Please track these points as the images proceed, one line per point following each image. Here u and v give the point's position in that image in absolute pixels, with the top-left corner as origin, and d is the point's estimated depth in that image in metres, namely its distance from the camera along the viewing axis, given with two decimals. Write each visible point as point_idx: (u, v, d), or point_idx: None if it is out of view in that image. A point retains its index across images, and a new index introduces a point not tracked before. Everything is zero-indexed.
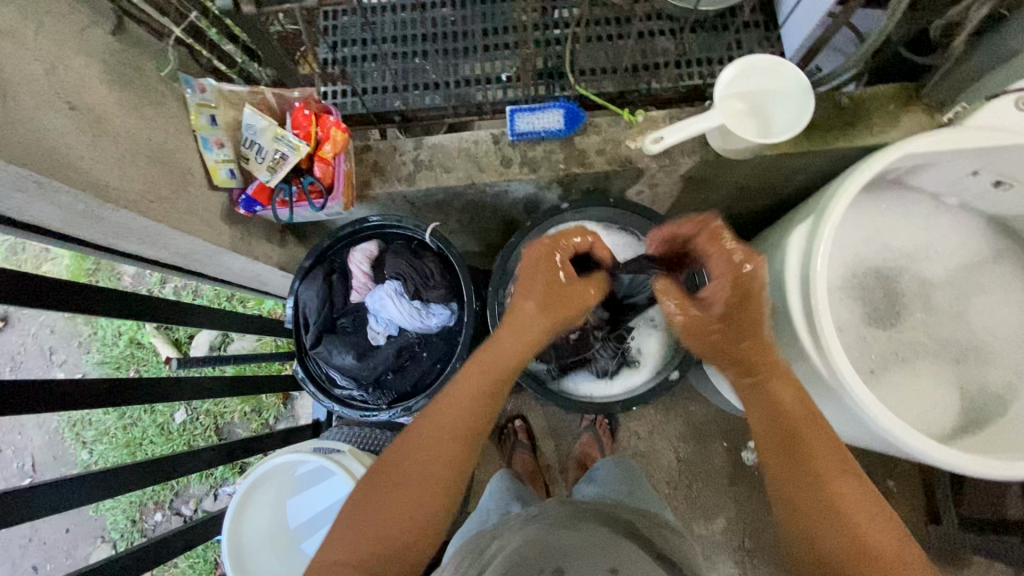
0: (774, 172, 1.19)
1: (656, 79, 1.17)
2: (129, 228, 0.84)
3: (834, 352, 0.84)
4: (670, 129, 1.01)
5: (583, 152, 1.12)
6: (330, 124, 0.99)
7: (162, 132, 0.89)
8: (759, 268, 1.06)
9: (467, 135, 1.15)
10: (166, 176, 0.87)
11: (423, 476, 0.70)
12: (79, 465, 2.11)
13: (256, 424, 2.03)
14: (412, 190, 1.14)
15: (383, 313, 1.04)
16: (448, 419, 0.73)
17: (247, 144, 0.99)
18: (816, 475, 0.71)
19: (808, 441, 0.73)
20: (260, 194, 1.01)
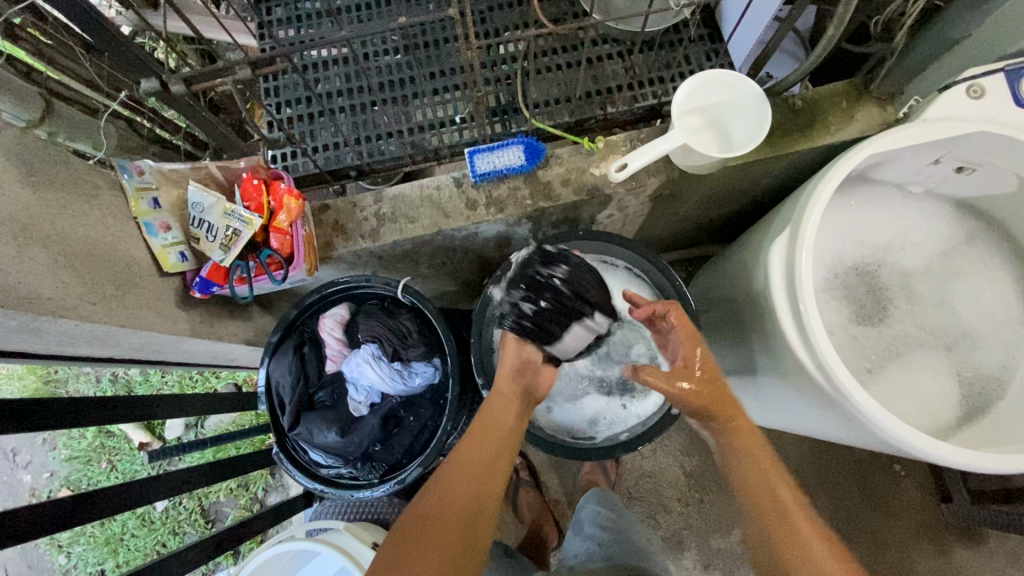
0: (739, 181, 1.18)
1: (610, 103, 1.15)
2: (73, 336, 0.77)
3: (831, 361, 0.79)
4: (634, 155, 0.99)
5: (548, 185, 1.10)
6: (282, 192, 0.94)
7: (98, 225, 0.83)
8: (741, 280, 1.03)
9: (428, 181, 1.12)
10: (108, 273, 0.81)
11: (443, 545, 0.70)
12: (58, 571, 1.96)
13: (243, 500, 1.91)
14: (377, 246, 1.10)
15: (364, 382, 0.99)
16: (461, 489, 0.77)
17: (195, 224, 0.93)
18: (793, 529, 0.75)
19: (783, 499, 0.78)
20: (214, 274, 0.95)
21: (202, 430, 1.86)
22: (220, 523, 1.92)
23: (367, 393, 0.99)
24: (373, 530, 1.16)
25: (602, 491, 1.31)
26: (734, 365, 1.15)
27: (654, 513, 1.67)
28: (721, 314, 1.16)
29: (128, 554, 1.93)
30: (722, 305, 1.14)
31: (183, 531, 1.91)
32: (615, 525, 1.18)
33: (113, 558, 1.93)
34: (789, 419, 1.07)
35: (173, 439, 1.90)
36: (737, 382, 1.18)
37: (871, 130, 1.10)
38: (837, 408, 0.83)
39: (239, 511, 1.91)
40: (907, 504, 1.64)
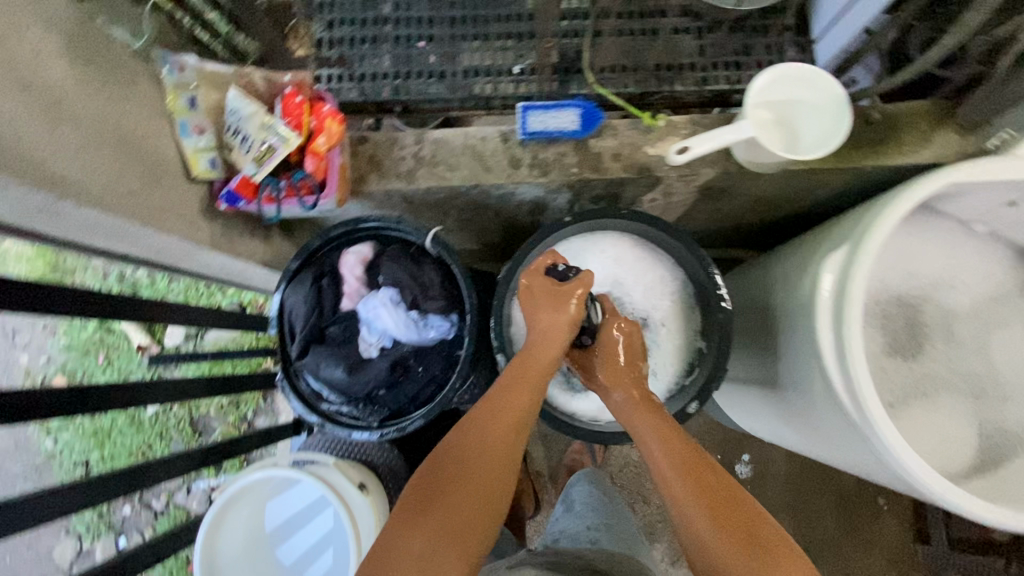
0: (792, 186, 1.13)
1: (679, 80, 1.09)
2: (93, 227, 0.74)
3: (865, 391, 0.76)
4: (698, 139, 0.92)
5: (598, 156, 1.04)
6: (325, 113, 0.90)
7: (132, 115, 0.78)
8: (781, 290, 0.99)
9: (474, 130, 1.07)
10: (136, 167, 0.77)
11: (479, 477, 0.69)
12: (44, 453, 2.00)
13: (232, 418, 1.93)
14: (411, 188, 1.06)
15: (379, 326, 0.95)
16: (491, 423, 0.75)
17: (231, 131, 0.90)
18: (738, 524, 0.67)
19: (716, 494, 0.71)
20: (243, 188, 0.89)
21: (200, 343, 1.86)
22: (206, 436, 1.94)
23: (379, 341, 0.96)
24: (361, 471, 1.16)
25: (594, 473, 1.33)
26: (751, 374, 1.12)
27: (633, 502, 1.68)
28: (749, 321, 1.12)
29: (113, 449, 1.96)
30: (753, 312, 1.10)
31: (170, 437, 1.94)
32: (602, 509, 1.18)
33: (99, 450, 1.96)
34: (797, 440, 1.04)
35: (172, 347, 1.91)
36: (749, 392, 1.16)
37: (947, 157, 1.03)
38: (859, 440, 0.80)
39: (227, 428, 1.93)
40: (881, 538, 1.64)
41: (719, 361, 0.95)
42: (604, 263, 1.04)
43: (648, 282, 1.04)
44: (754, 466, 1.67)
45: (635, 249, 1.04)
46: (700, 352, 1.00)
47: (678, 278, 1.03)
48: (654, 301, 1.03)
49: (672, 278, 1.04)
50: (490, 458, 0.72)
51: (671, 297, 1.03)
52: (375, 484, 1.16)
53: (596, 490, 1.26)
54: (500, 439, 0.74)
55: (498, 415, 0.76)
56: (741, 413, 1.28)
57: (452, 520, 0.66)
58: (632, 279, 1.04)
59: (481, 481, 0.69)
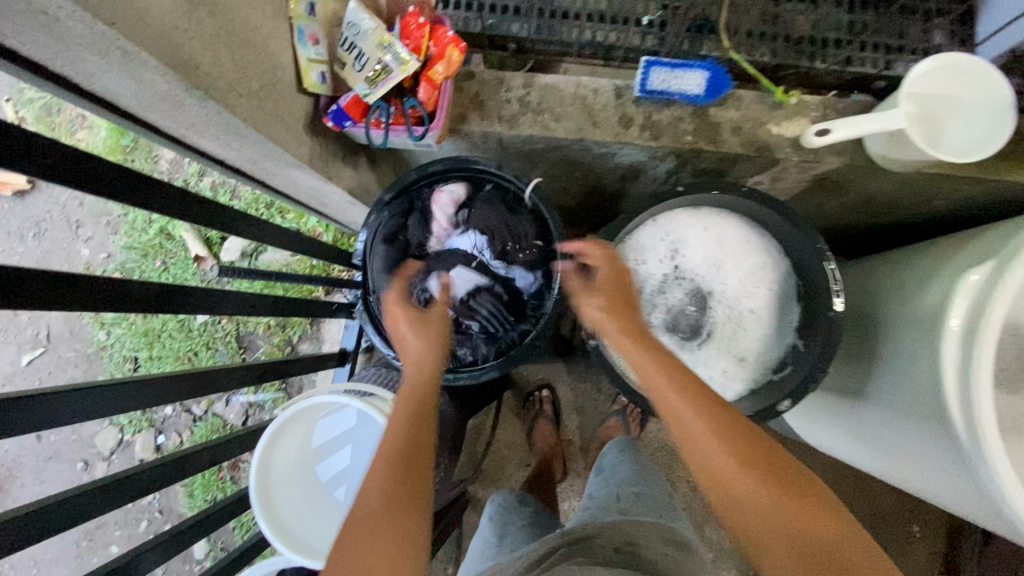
0: (913, 191, 1.05)
1: (821, 56, 0.98)
2: (209, 124, 0.72)
3: (986, 421, 0.70)
4: (844, 124, 0.84)
5: (716, 127, 0.98)
6: (446, 39, 0.84)
7: (258, 12, 0.75)
8: (895, 298, 0.92)
9: (588, 81, 1.01)
10: (257, 67, 0.74)
11: (419, 455, 0.71)
12: (96, 344, 2.07)
13: (277, 340, 1.97)
14: (512, 133, 1.01)
15: (467, 285, 0.94)
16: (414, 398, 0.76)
17: (346, 47, 0.86)
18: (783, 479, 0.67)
19: (736, 459, 0.68)
20: (352, 108, 0.86)
21: (256, 261, 1.88)
22: (250, 353, 1.99)
23: (467, 300, 0.95)
24: None
25: (627, 441, 1.30)
26: (831, 381, 1.07)
27: None
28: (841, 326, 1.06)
29: (161, 350, 2.02)
30: (851, 317, 1.04)
31: (215, 348, 1.99)
32: (635, 474, 1.12)
33: (147, 350, 2.03)
34: (870, 456, 1.00)
35: (227, 261, 1.93)
36: (823, 398, 1.11)
37: None
38: (963, 470, 0.75)
39: (270, 348, 1.97)
40: (908, 565, 1.60)
41: (815, 363, 0.89)
42: (706, 241, 0.98)
43: (748, 267, 0.98)
44: None
45: (741, 231, 0.98)
46: (794, 349, 0.94)
47: (782, 269, 0.97)
48: (750, 289, 0.98)
49: (775, 269, 0.97)
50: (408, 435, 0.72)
51: (770, 287, 0.97)
52: None
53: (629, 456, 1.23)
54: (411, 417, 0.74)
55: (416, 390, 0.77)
56: (804, 416, 1.23)
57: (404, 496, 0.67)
58: (732, 263, 0.98)
59: (405, 463, 0.69)
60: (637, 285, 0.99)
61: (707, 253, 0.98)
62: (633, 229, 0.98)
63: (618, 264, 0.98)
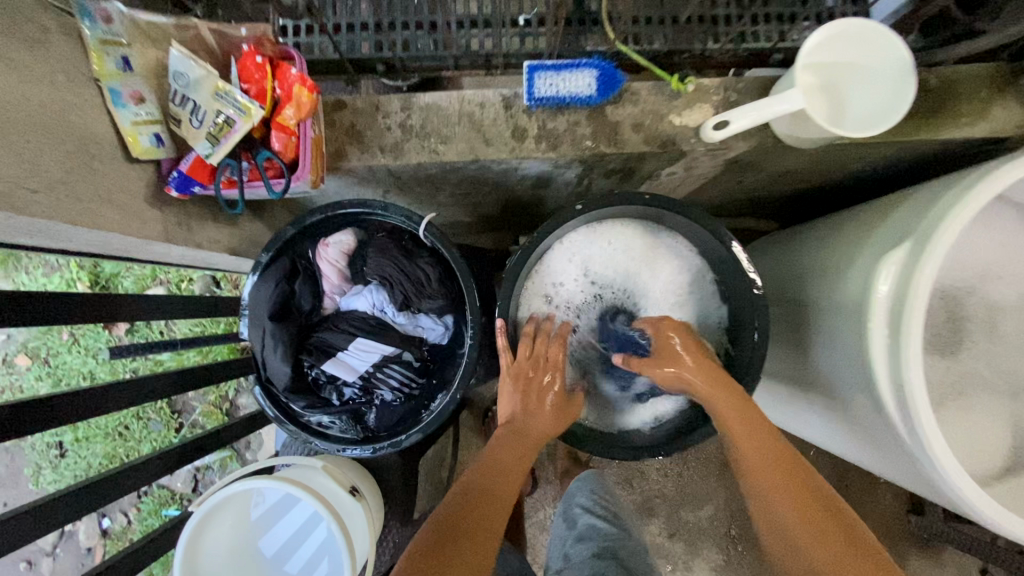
0: (828, 160, 1.00)
1: (712, 36, 0.92)
2: (7, 228, 0.60)
3: (923, 413, 0.67)
4: (738, 112, 0.79)
5: (615, 126, 0.90)
6: (292, 78, 0.74)
7: (46, 84, 0.62)
8: (818, 282, 0.88)
9: (471, 94, 0.91)
10: (57, 150, 0.62)
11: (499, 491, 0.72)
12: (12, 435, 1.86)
13: (213, 397, 1.83)
14: (398, 164, 0.91)
15: (374, 355, 0.85)
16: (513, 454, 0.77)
17: (178, 101, 0.74)
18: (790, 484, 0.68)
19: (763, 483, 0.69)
20: (197, 171, 0.75)
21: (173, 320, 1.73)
22: (187, 416, 1.84)
23: (374, 373, 0.86)
24: (352, 473, 1.08)
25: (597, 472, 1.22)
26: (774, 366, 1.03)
27: (631, 478, 1.65)
28: (776, 311, 1.02)
29: (87, 431, 1.84)
30: (780, 302, 1.00)
31: (147, 417, 1.83)
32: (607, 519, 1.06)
33: (72, 432, 1.84)
34: (821, 436, 0.97)
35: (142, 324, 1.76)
36: (773, 385, 1.07)
37: (1007, 130, 0.92)
38: (907, 460, 0.73)
39: (207, 407, 1.83)
40: (879, 509, 1.63)
41: (754, 364, 0.84)
42: (622, 255, 0.93)
43: (670, 274, 0.93)
44: None
45: (660, 239, 0.93)
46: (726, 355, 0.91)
47: (703, 273, 0.93)
48: (670, 297, 0.93)
49: (694, 271, 0.93)
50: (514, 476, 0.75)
51: (690, 291, 0.93)
52: (367, 487, 1.08)
53: (599, 495, 1.14)
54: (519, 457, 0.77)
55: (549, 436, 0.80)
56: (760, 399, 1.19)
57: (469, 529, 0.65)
58: (652, 272, 0.93)
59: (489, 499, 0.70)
60: (559, 311, 0.93)
61: (625, 264, 0.93)
62: (542, 255, 0.94)
63: (534, 294, 0.93)
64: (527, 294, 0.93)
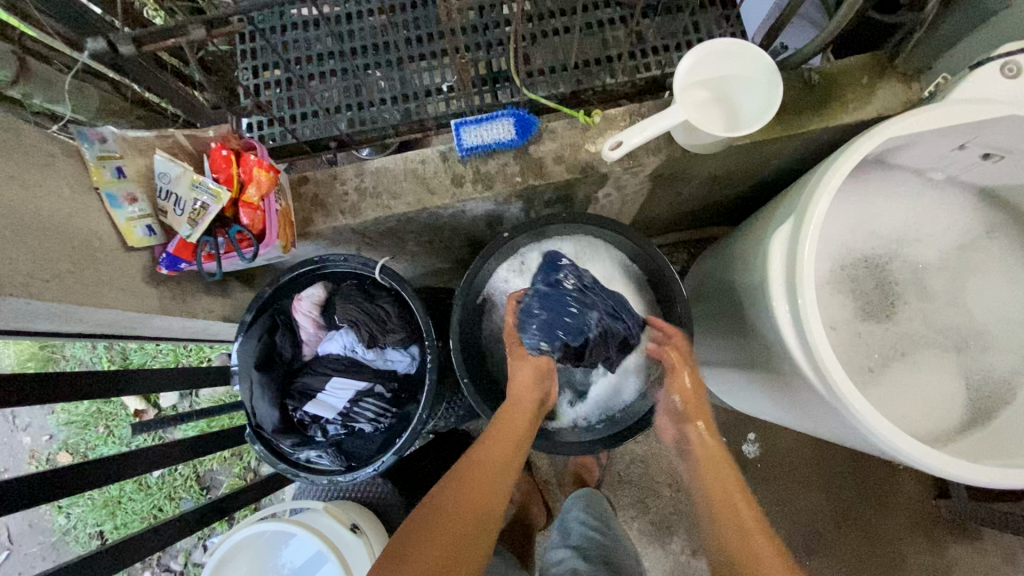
0: (744, 161, 1.10)
1: (610, 73, 1.07)
2: (27, 315, 0.74)
3: (829, 365, 0.73)
4: (629, 132, 0.91)
5: (540, 161, 1.03)
6: (252, 164, 0.89)
7: (53, 197, 0.78)
8: (739, 270, 0.96)
9: (412, 154, 1.06)
10: (64, 248, 0.77)
11: (497, 491, 0.77)
12: (58, 530, 1.96)
13: (237, 469, 1.92)
14: (358, 222, 1.05)
15: (349, 391, 0.95)
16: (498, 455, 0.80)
17: (163, 195, 0.89)
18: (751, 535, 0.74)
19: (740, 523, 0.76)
20: (182, 251, 0.89)
21: (195, 399, 1.87)
22: (215, 491, 1.93)
23: (351, 408, 0.94)
24: (354, 512, 1.15)
25: (591, 491, 1.23)
26: (724, 357, 1.10)
27: (644, 497, 1.63)
28: (716, 305, 1.09)
29: (125, 517, 1.94)
30: (718, 294, 1.08)
31: (179, 497, 1.92)
32: (596, 536, 1.07)
33: (111, 520, 1.93)
34: (775, 413, 1.02)
35: (168, 408, 1.90)
36: (718, 373, 1.19)
37: (893, 109, 1.01)
38: (834, 414, 0.78)
39: (233, 480, 1.92)
40: (903, 498, 1.58)
41: (683, 349, 0.95)
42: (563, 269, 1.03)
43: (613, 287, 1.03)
44: (761, 444, 1.62)
45: (608, 256, 1.04)
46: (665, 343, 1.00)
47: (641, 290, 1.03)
48: None
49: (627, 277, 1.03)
50: (473, 523, 0.71)
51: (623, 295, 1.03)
52: (370, 524, 1.15)
53: (592, 513, 1.15)
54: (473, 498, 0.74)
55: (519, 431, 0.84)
56: (706, 376, 1.29)
57: (456, 527, 0.70)
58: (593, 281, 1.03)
59: (478, 492, 0.75)
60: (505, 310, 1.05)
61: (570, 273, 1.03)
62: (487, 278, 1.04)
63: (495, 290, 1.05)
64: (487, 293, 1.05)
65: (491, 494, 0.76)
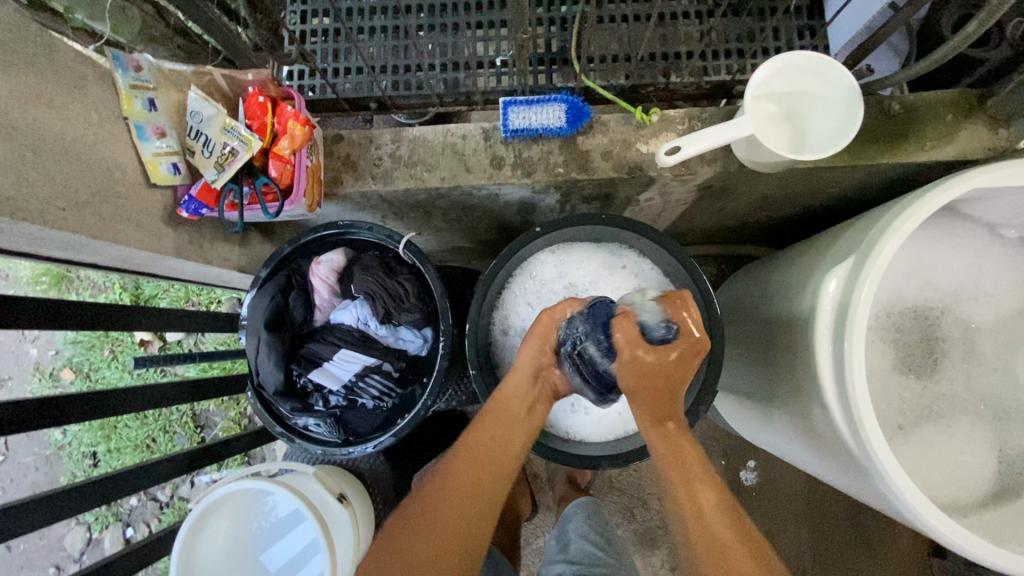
0: (801, 185, 1.03)
1: (675, 71, 1.00)
2: (39, 241, 0.71)
3: (866, 422, 0.68)
4: (690, 138, 0.84)
5: (586, 154, 0.97)
6: (287, 115, 0.84)
7: (80, 122, 0.74)
8: (779, 301, 0.91)
9: (454, 128, 1.01)
10: (85, 177, 0.73)
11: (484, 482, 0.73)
12: (53, 445, 2.00)
13: (233, 413, 1.93)
14: (388, 190, 1.00)
15: (357, 364, 0.92)
16: (488, 444, 0.77)
17: (192, 135, 0.86)
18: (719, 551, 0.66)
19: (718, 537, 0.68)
20: (204, 195, 0.86)
21: (200, 339, 1.86)
22: (209, 431, 1.94)
23: (356, 382, 0.92)
24: (341, 481, 1.13)
25: (595, 502, 1.21)
26: (746, 388, 1.05)
27: (632, 507, 1.61)
28: (747, 330, 1.04)
29: (119, 442, 1.96)
30: (750, 320, 1.03)
31: (173, 431, 1.94)
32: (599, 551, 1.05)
33: (105, 443, 1.96)
34: (789, 452, 0.98)
35: (173, 343, 1.89)
36: (737, 402, 1.13)
37: (974, 155, 0.93)
38: (859, 472, 0.74)
39: (228, 423, 1.93)
40: (896, 550, 1.54)
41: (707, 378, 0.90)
42: (598, 268, 0.97)
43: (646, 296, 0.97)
44: (759, 473, 1.58)
45: (644, 264, 0.98)
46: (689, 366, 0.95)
47: None
48: None
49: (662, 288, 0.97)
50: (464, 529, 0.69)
51: None
52: (356, 495, 1.13)
53: (595, 527, 1.13)
54: (460, 514, 0.70)
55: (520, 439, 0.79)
56: (722, 404, 1.25)
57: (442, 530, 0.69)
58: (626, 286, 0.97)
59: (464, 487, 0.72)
60: (521, 308, 0.98)
61: (597, 278, 0.97)
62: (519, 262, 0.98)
63: (520, 288, 0.98)
64: (513, 280, 0.98)
65: (478, 484, 0.73)
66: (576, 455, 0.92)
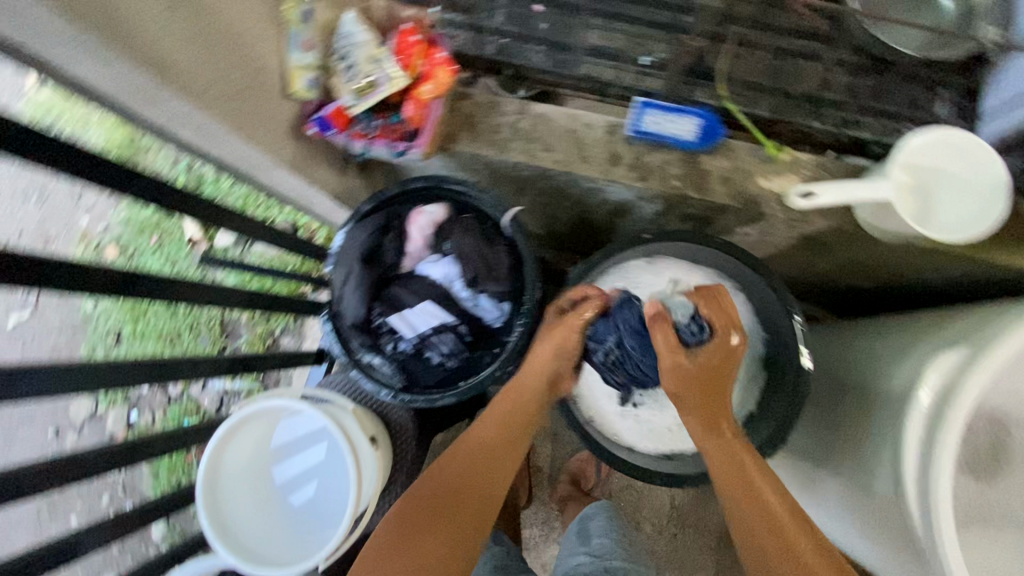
0: (906, 261, 1.01)
1: (818, 116, 0.99)
2: (183, 124, 0.71)
3: (940, 518, 0.67)
4: (826, 187, 0.83)
5: (705, 175, 0.96)
6: (437, 60, 0.85)
7: (246, 17, 0.75)
8: (868, 372, 0.90)
9: (581, 114, 1.00)
10: (239, 72, 0.74)
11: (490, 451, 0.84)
12: (82, 313, 2.04)
13: (261, 330, 1.95)
14: (499, 158, 1.00)
15: (434, 319, 0.94)
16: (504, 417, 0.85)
17: (338, 56, 0.86)
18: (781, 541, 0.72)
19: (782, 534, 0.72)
20: (335, 118, 0.84)
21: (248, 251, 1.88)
22: (232, 340, 1.96)
23: (429, 335, 0.94)
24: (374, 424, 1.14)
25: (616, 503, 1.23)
26: (806, 448, 1.03)
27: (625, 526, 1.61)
28: (821, 392, 1.03)
29: (145, 328, 1.99)
30: (828, 383, 1.01)
31: (198, 332, 1.96)
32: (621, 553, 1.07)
33: (132, 325, 2.00)
34: (835, 521, 0.97)
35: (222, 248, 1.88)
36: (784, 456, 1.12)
37: None
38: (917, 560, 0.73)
39: (253, 339, 1.95)
40: None
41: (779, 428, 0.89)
42: (691, 291, 0.97)
43: None
44: None
45: (736, 297, 0.97)
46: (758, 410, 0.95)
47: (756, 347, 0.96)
48: None
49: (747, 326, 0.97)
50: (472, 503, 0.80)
51: None
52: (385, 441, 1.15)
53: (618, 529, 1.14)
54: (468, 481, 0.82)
55: (526, 410, 0.86)
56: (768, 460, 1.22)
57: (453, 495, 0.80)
58: None
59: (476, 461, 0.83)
60: None
61: None
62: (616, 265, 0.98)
63: (609, 285, 0.98)
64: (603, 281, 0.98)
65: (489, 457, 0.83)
66: (620, 463, 0.93)
